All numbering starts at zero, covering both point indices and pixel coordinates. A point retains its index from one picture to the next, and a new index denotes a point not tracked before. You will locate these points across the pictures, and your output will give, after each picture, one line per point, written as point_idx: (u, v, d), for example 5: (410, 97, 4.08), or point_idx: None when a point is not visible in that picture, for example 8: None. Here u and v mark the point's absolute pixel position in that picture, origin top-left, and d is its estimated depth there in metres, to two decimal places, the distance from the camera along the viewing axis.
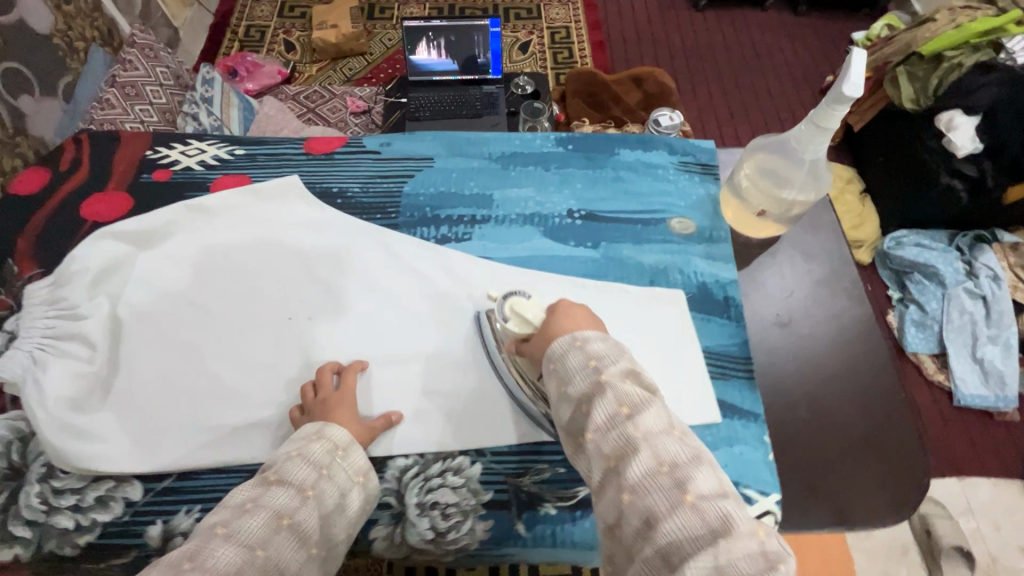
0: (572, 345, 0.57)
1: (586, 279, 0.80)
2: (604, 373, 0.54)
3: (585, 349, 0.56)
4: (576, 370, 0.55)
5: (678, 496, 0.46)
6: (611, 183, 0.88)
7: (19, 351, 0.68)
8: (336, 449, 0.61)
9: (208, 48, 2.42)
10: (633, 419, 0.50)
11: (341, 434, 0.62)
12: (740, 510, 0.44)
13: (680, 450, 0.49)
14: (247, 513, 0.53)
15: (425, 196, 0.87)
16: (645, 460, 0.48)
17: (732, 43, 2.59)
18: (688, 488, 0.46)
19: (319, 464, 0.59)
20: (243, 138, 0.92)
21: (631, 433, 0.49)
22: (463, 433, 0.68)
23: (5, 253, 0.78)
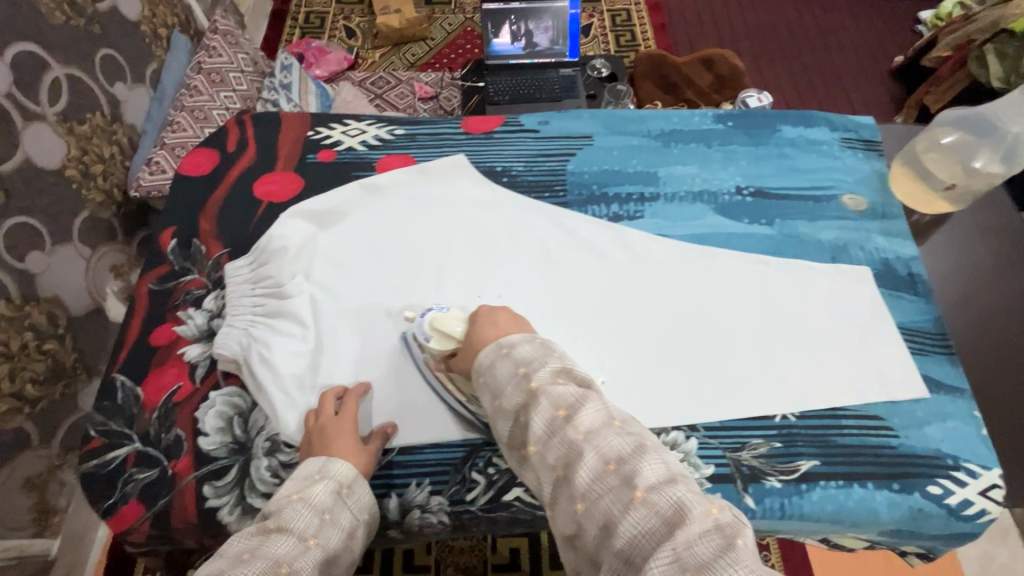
0: (499, 354, 0.57)
1: (767, 257, 0.79)
2: (535, 380, 0.54)
3: (512, 355, 0.56)
4: (507, 379, 0.55)
5: (629, 494, 0.45)
6: (776, 160, 0.87)
7: (234, 328, 0.69)
8: (341, 488, 0.57)
9: (270, 35, 2.42)
10: (573, 421, 0.50)
11: (344, 469, 0.58)
12: (687, 491, 0.44)
13: (622, 442, 0.48)
14: (243, 563, 0.46)
15: (590, 174, 0.86)
16: (592, 462, 0.48)
17: (797, 24, 2.54)
18: (636, 483, 0.45)
19: (321, 508, 0.55)
20: (399, 118, 0.92)
21: (574, 436, 0.50)
22: (673, 409, 0.68)
23: (191, 233, 0.79)
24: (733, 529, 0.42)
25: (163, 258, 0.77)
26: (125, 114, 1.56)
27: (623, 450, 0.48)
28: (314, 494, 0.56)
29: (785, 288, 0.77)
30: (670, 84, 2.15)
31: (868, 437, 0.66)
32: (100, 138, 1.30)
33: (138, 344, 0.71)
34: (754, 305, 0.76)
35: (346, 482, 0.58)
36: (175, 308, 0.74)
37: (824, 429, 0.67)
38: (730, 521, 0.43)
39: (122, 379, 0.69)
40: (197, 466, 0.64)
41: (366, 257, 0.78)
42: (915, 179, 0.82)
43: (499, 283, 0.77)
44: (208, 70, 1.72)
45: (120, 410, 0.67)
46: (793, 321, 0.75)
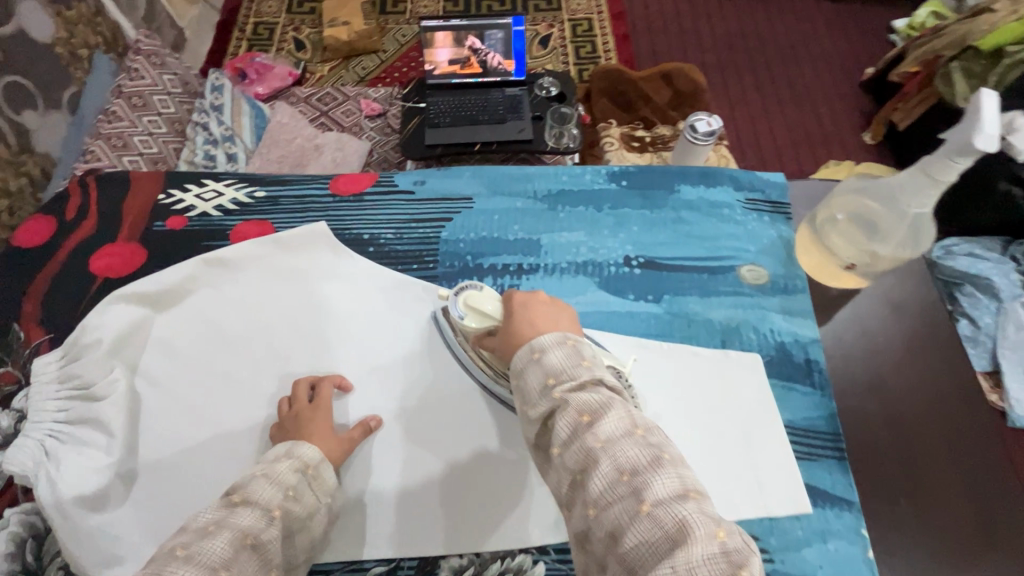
0: (529, 359, 0.49)
1: (649, 339, 0.72)
2: (559, 390, 0.47)
3: (544, 364, 0.48)
4: (536, 388, 0.48)
5: (634, 508, 0.41)
6: (672, 225, 0.79)
7: (30, 439, 0.61)
8: (306, 467, 0.56)
9: (215, 48, 2.33)
10: (594, 428, 0.44)
11: (310, 451, 0.58)
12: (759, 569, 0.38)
13: (640, 453, 0.43)
14: (208, 534, 0.46)
15: (466, 242, 0.78)
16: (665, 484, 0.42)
17: (765, 33, 2.44)
18: (644, 496, 0.41)
19: (285, 485, 0.54)
20: (263, 177, 0.84)
21: (592, 444, 0.44)
22: (524, 528, 0.61)
23: (11, 316, 0.72)
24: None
25: None
26: (36, 143, 1.52)
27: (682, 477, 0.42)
28: (278, 471, 0.54)
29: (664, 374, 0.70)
30: (627, 103, 2.07)
31: None
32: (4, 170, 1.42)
33: None
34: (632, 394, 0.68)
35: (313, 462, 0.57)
36: None
37: None
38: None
39: None
40: None
41: (203, 342, 0.70)
42: (823, 253, 0.76)
43: (350, 372, 0.70)
44: (129, 93, 1.65)
45: None
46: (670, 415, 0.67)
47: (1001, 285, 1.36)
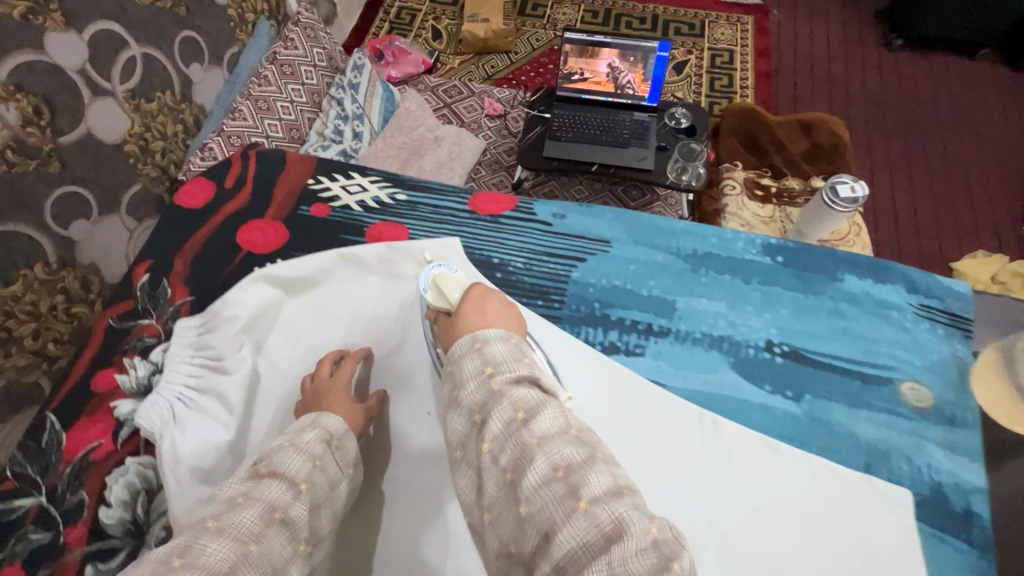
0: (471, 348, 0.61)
1: (780, 442, 0.65)
2: (496, 380, 0.58)
3: (483, 355, 0.60)
4: (473, 375, 0.59)
5: (573, 505, 0.49)
6: (827, 317, 0.71)
7: (161, 398, 0.65)
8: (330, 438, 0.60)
9: (359, 25, 2.43)
10: (529, 425, 0.55)
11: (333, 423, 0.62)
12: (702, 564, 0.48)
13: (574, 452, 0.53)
14: (237, 507, 0.50)
15: (595, 288, 0.75)
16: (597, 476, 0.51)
17: (929, 94, 2.19)
18: (581, 496, 0.50)
19: (311, 454, 0.57)
20: (406, 180, 0.84)
21: (530, 440, 0.54)
22: None
23: (162, 271, 0.76)
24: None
25: (130, 293, 0.75)
26: (196, 95, 1.65)
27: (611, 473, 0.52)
28: (304, 440, 0.58)
29: (776, 486, 0.62)
30: (758, 146, 1.92)
31: None
32: (166, 116, 1.55)
33: (77, 386, 0.69)
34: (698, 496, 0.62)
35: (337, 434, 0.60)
36: (122, 354, 0.71)
37: None
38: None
39: (52, 421, 0.67)
40: (89, 539, 0.60)
41: (319, 334, 0.72)
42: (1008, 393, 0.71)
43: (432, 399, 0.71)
44: (281, 61, 1.76)
45: (40, 455, 0.65)
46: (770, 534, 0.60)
47: None
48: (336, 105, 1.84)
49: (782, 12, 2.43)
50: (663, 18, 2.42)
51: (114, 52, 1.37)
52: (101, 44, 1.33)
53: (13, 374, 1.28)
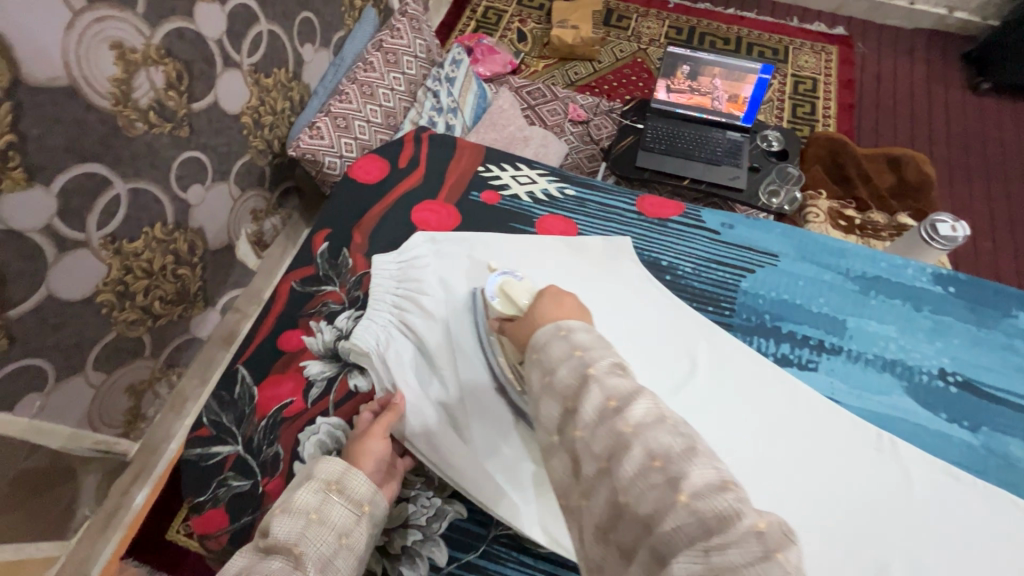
0: (556, 334, 0.53)
1: (959, 470, 0.65)
2: (592, 366, 0.49)
3: (569, 337, 0.52)
4: (561, 359, 0.51)
5: (671, 495, 0.41)
6: (1000, 352, 0.72)
7: (378, 318, 0.72)
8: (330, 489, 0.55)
9: (447, 20, 2.46)
10: (622, 414, 0.46)
11: (330, 469, 0.57)
12: (733, 500, 0.40)
13: (673, 441, 0.44)
14: None
15: (765, 301, 0.76)
16: (596, 397, 0.48)
17: (1012, 142, 2.17)
18: (681, 487, 0.41)
19: (308, 510, 0.54)
20: (573, 176, 0.86)
21: (621, 427, 0.46)
22: None
23: (342, 242, 0.79)
24: (778, 544, 0.37)
25: (312, 260, 0.78)
26: (304, 74, 1.68)
27: (623, 389, 0.47)
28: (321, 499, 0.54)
29: (931, 504, 0.63)
30: (844, 176, 1.92)
31: None
32: (278, 92, 1.58)
33: (267, 342, 0.72)
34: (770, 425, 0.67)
35: (333, 481, 0.56)
36: (308, 316, 0.73)
37: None
38: (777, 535, 0.38)
39: (244, 373, 0.70)
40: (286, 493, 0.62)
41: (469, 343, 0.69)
42: None
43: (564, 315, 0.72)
44: (387, 50, 1.79)
45: (233, 405, 0.68)
46: (903, 552, 0.60)
47: None
48: (432, 97, 1.88)
49: (867, 46, 2.43)
50: (748, 40, 2.42)
51: (246, 27, 1.40)
52: (237, 18, 1.37)
53: (123, 327, 1.29)
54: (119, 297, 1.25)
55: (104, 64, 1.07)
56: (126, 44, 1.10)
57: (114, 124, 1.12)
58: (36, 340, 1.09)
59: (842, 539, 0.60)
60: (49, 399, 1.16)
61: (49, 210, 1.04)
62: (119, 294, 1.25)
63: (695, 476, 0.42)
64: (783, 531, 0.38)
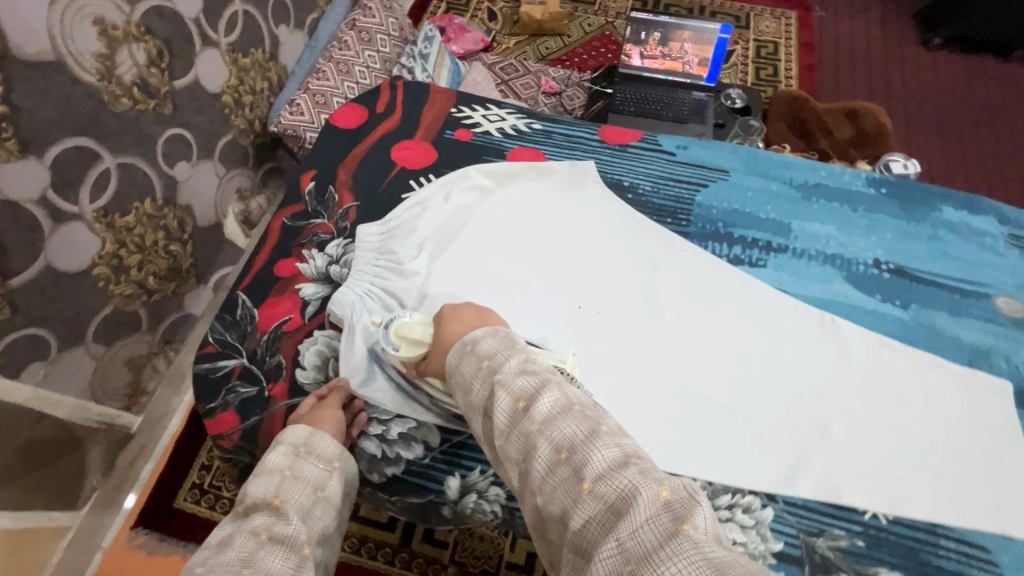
0: (464, 351, 0.56)
1: (893, 341, 0.73)
2: (497, 374, 0.52)
3: (475, 351, 0.55)
4: (473, 376, 0.54)
5: (577, 487, 0.43)
6: (927, 240, 0.80)
7: (352, 290, 0.73)
8: (297, 450, 0.61)
9: (418, 3, 2.51)
10: (529, 412, 0.49)
11: (296, 435, 0.62)
12: (635, 475, 0.42)
13: (575, 429, 0.47)
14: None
15: (718, 210, 0.83)
16: (504, 401, 0.50)
17: (963, 93, 2.28)
18: (585, 475, 0.43)
19: (280, 469, 0.59)
20: (539, 113, 0.93)
21: (529, 427, 0.48)
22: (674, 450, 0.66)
23: (328, 180, 0.85)
24: (685, 513, 0.39)
25: (301, 198, 0.83)
26: (281, 55, 1.65)
27: (528, 388, 0.50)
28: (277, 461, 0.60)
29: (869, 372, 0.71)
30: (805, 130, 2.01)
31: (967, 565, 0.60)
32: (256, 71, 1.53)
33: (263, 270, 0.77)
34: (720, 315, 0.75)
35: (301, 442, 0.61)
36: (300, 246, 0.79)
37: (915, 542, 0.61)
38: (681, 502, 0.40)
39: (243, 298, 0.75)
40: (291, 396, 0.69)
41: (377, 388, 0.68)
42: None
43: (536, 247, 0.80)
44: (360, 28, 1.84)
45: (236, 325, 0.73)
46: (843, 414, 0.68)
47: None
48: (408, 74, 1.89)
49: (825, 9, 2.52)
50: (711, 9, 2.49)
51: (222, 7, 1.35)
52: None
53: (120, 301, 1.25)
54: (114, 270, 1.21)
55: (88, 39, 1.03)
56: (108, 20, 1.06)
57: (100, 99, 1.08)
58: (37, 309, 1.06)
59: (783, 404, 0.69)
60: (53, 369, 1.14)
61: (44, 182, 1.01)
62: (114, 268, 1.21)
63: (598, 460, 0.44)
64: (686, 496, 0.40)
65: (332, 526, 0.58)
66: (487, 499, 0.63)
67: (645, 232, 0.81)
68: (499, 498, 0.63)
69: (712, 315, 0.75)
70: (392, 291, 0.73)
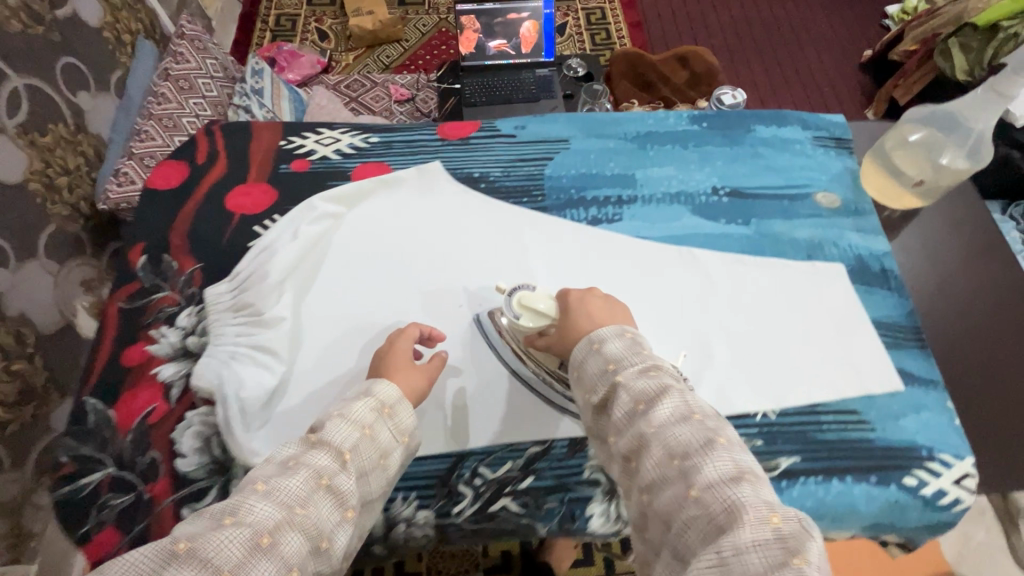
0: (590, 350, 0.54)
1: (744, 257, 0.80)
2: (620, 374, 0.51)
3: (603, 352, 0.54)
4: (596, 376, 0.53)
5: (683, 491, 0.44)
6: (751, 160, 0.89)
7: (213, 361, 0.67)
8: (382, 409, 0.55)
9: (240, 38, 2.35)
10: (648, 415, 0.48)
11: (387, 392, 0.57)
12: (747, 494, 0.41)
13: (691, 437, 0.46)
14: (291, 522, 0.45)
15: (568, 178, 0.86)
16: (624, 401, 0.49)
17: (768, 20, 2.54)
18: (692, 481, 0.44)
19: (362, 424, 0.53)
20: (373, 126, 0.91)
21: (644, 429, 0.47)
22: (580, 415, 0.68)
23: (161, 249, 0.77)
24: (796, 543, 0.38)
25: (134, 275, 0.75)
26: (90, 124, 1.30)
27: (649, 392, 0.49)
28: (354, 410, 0.54)
29: (733, 289, 0.77)
30: (646, 83, 2.14)
31: (846, 431, 0.68)
32: (64, 150, 1.20)
33: (109, 366, 0.69)
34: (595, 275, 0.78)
35: (389, 403, 0.56)
36: (147, 327, 0.71)
37: (803, 425, 0.68)
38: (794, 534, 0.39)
39: (94, 402, 0.67)
40: (175, 489, 0.62)
41: (484, 365, 0.70)
42: (883, 173, 0.86)
43: (404, 259, 0.78)
44: (175, 77, 1.54)
45: (92, 434, 0.65)
46: (720, 333, 0.74)
47: None
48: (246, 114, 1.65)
49: None
50: None
51: None
52: None
53: None
54: None
55: None
56: None
57: None
58: None
59: (670, 340, 0.73)
60: None
61: None
62: None
63: (709, 471, 0.44)
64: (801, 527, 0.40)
65: (375, 496, 0.54)
66: (417, 523, 0.62)
67: (506, 217, 0.82)
68: (428, 519, 0.62)
69: (588, 277, 0.78)
70: (261, 345, 0.68)
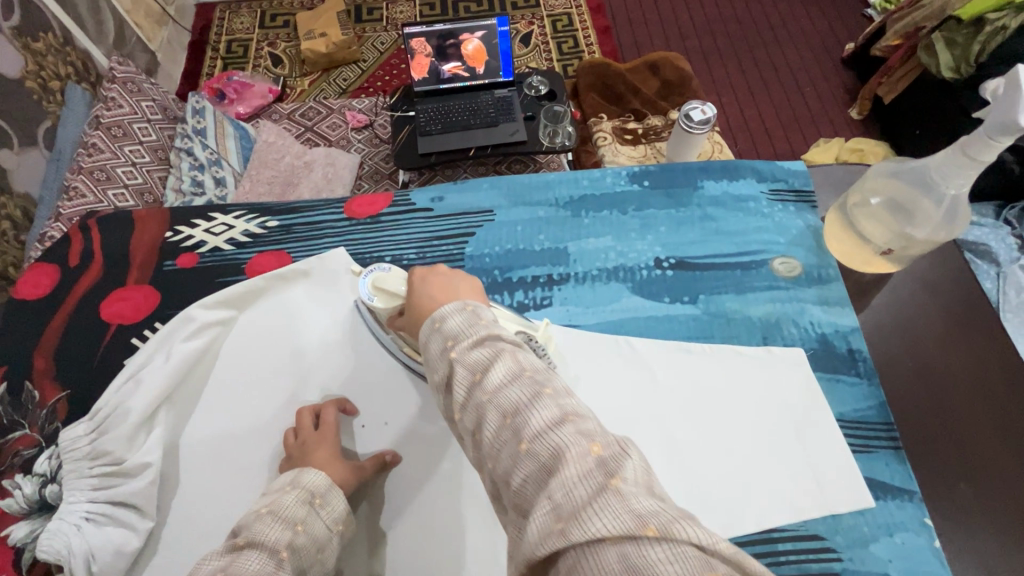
0: (430, 329, 0.46)
1: (690, 344, 0.70)
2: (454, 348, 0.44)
3: (444, 329, 0.45)
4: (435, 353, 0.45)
5: (514, 447, 0.38)
6: (699, 223, 0.78)
7: (63, 523, 0.57)
8: (313, 499, 0.54)
9: (190, 69, 2.24)
10: (481, 383, 0.41)
11: (316, 481, 0.56)
12: (568, 432, 0.37)
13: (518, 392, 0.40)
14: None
15: (492, 257, 0.76)
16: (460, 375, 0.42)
17: (744, 17, 2.41)
18: (522, 434, 0.38)
19: (294, 520, 0.52)
20: (273, 206, 0.81)
21: (480, 398, 0.41)
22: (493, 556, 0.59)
23: (23, 373, 0.68)
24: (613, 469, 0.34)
25: None
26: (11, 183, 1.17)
27: (481, 359, 0.42)
28: (287, 505, 0.52)
29: (677, 385, 0.67)
30: (616, 95, 2.00)
31: (808, 564, 0.57)
32: None
33: None
34: None
35: (317, 492, 0.55)
36: None
37: (757, 559, 0.58)
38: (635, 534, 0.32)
39: None
40: None
41: (369, 360, 0.69)
42: (852, 240, 0.76)
43: (301, 370, 0.69)
44: (108, 124, 1.33)
45: None
46: (661, 442, 0.64)
47: (999, 252, 1.27)
48: (185, 156, 1.43)
49: None
50: None
51: None
52: None
53: None
54: None
55: None
56: None
57: None
58: None
59: None
60: None
61: None
62: None
63: (534, 419, 0.38)
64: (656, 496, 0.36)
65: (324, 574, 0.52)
66: None
67: None
68: None
69: None
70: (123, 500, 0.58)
